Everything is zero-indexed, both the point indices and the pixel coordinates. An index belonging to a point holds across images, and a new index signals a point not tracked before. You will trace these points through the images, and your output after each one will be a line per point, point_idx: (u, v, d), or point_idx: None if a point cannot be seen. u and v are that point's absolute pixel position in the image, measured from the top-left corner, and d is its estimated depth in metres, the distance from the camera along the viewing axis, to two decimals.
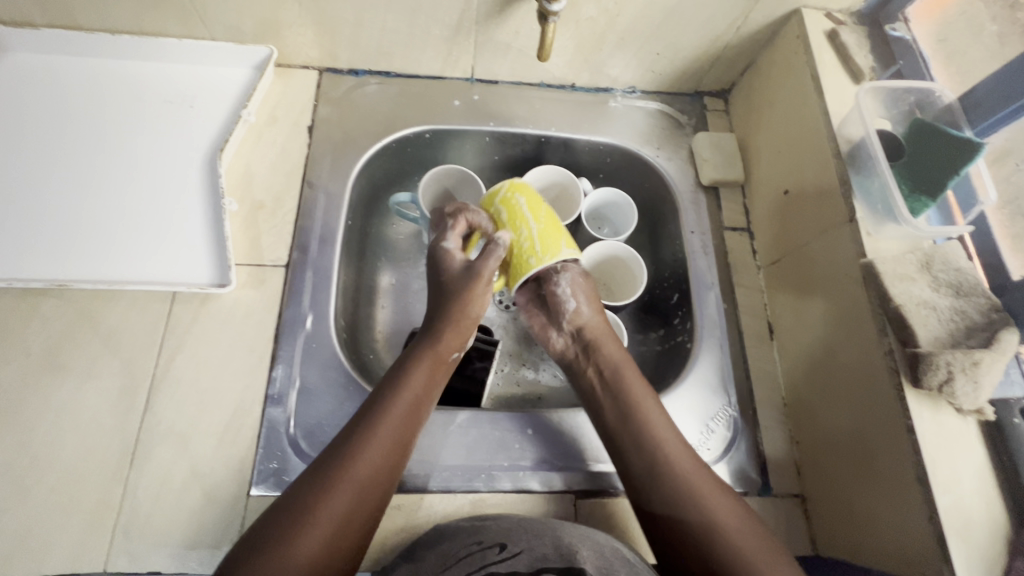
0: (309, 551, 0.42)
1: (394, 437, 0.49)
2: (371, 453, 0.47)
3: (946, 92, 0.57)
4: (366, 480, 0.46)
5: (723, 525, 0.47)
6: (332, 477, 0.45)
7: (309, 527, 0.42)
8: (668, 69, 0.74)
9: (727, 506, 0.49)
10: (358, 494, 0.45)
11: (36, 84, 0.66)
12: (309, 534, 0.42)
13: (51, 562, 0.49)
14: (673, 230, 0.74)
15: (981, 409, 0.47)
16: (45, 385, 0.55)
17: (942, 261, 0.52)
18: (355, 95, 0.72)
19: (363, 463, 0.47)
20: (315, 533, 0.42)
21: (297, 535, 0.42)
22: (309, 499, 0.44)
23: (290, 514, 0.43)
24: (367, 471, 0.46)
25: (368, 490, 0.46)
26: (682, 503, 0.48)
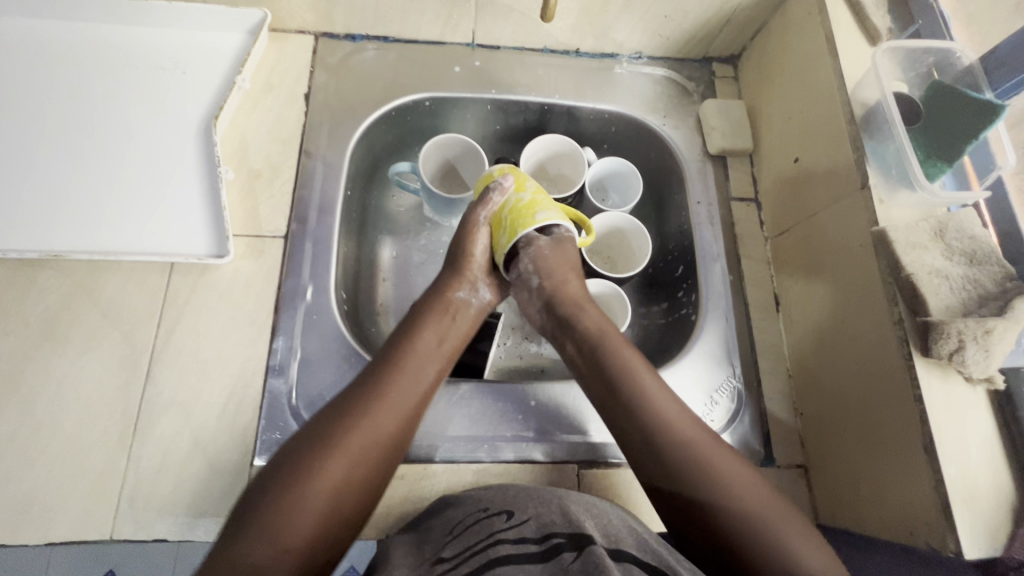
0: (335, 479, 0.43)
1: (408, 386, 0.50)
2: (393, 395, 0.48)
3: (967, 52, 0.54)
4: (389, 420, 0.47)
5: (725, 481, 0.45)
6: (355, 414, 0.46)
7: (336, 458, 0.44)
8: (676, 33, 0.71)
9: (737, 468, 0.46)
10: (376, 431, 0.46)
11: (24, 49, 0.64)
12: (332, 463, 0.43)
13: (58, 529, 0.49)
14: (679, 201, 0.72)
15: (991, 378, 0.46)
16: (46, 355, 0.54)
17: (957, 228, 0.50)
18: (352, 61, 0.70)
19: (376, 406, 0.47)
20: (341, 464, 0.43)
21: (323, 465, 0.43)
22: (331, 432, 0.45)
23: (310, 448, 0.44)
24: (390, 411, 0.48)
25: (386, 429, 0.47)
26: (693, 461, 0.46)
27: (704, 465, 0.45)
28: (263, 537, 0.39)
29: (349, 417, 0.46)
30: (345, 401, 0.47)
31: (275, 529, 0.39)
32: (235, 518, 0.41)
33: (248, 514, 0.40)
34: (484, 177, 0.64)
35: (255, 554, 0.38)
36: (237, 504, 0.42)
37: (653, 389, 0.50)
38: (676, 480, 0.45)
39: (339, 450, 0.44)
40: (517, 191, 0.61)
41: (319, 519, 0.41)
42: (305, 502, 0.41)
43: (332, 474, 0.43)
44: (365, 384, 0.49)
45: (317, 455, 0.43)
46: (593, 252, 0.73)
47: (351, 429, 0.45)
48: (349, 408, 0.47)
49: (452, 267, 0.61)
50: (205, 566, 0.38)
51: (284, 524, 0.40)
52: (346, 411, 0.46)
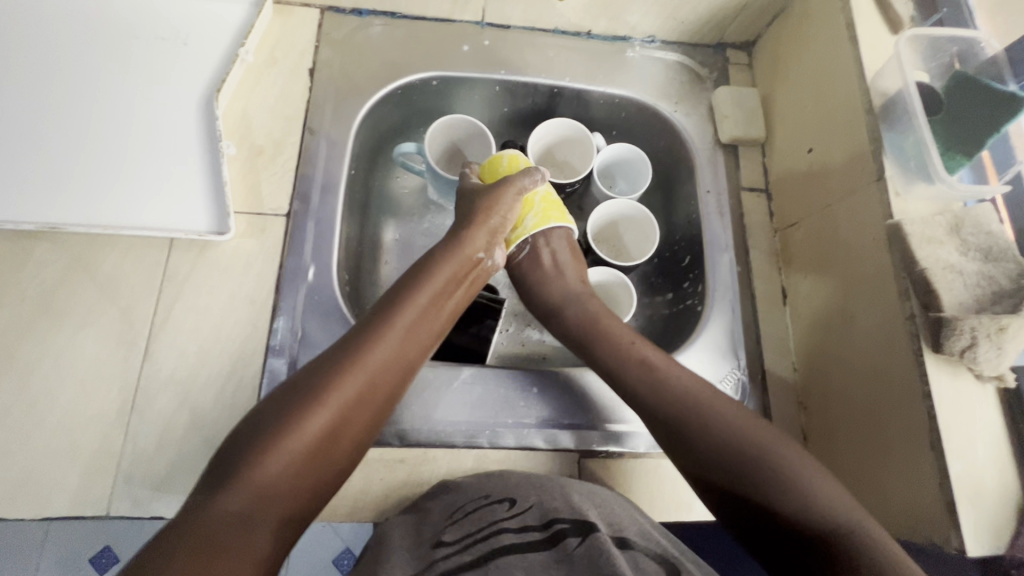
0: (319, 430, 0.42)
1: (402, 341, 0.48)
2: (381, 354, 0.47)
3: (991, 42, 0.53)
4: (376, 375, 0.46)
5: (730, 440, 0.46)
6: (341, 370, 0.44)
7: (317, 410, 0.42)
8: (691, 16, 0.70)
9: (744, 427, 0.46)
10: (364, 384, 0.45)
11: (21, 15, 0.62)
12: (319, 416, 0.42)
13: (54, 504, 0.49)
14: (688, 190, 0.71)
15: (1001, 376, 0.46)
16: (42, 329, 0.53)
17: (973, 223, 0.49)
18: (359, 36, 0.68)
19: (369, 360, 0.46)
20: (324, 420, 0.42)
21: (305, 418, 0.42)
22: (318, 385, 0.43)
23: (290, 402, 0.42)
24: (376, 368, 0.46)
25: (376, 386, 0.46)
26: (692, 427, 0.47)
27: (720, 427, 0.47)
28: (240, 486, 0.38)
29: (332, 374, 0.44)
30: (329, 357, 0.45)
31: (258, 478, 0.39)
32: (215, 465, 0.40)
33: (231, 461, 0.40)
34: (508, 158, 0.64)
35: (235, 500, 0.38)
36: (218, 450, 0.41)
37: (657, 361, 0.52)
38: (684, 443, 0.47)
39: (316, 408, 0.42)
40: (547, 181, 0.64)
41: (301, 472, 0.41)
42: (285, 454, 0.40)
43: (315, 427, 0.42)
44: (352, 339, 0.47)
45: (298, 411, 0.42)
46: (600, 239, 0.72)
47: (335, 384, 0.44)
48: (333, 363, 0.45)
49: (467, 222, 0.57)
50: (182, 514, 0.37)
51: (268, 475, 0.39)
52: (337, 363, 0.45)
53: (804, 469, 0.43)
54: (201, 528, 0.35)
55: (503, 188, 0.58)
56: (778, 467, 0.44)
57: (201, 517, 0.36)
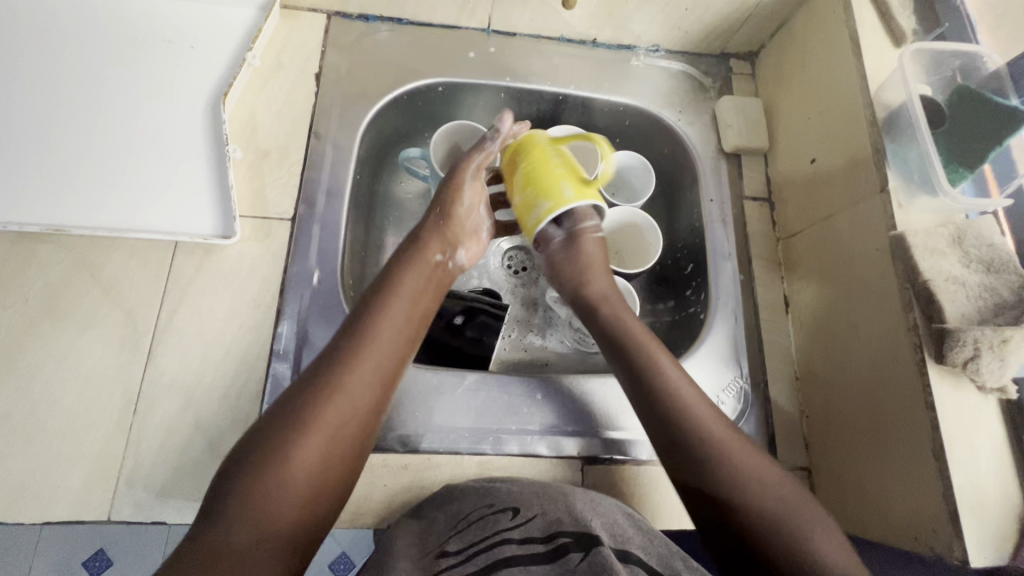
0: (305, 462, 0.41)
1: (382, 356, 0.48)
2: (353, 380, 0.45)
3: (993, 57, 0.54)
4: (357, 393, 0.45)
5: (742, 473, 0.45)
6: (317, 400, 0.44)
7: (302, 446, 0.42)
8: (695, 27, 0.70)
9: (752, 458, 0.46)
10: (351, 406, 0.45)
11: (28, 16, 0.62)
12: (308, 441, 0.42)
13: (55, 508, 0.48)
14: (691, 198, 0.71)
15: (1004, 388, 0.46)
16: (45, 332, 0.53)
17: (975, 235, 0.50)
18: (365, 42, 0.68)
19: (348, 381, 0.45)
20: (308, 452, 0.42)
21: (294, 447, 0.41)
22: (302, 411, 0.43)
23: (270, 436, 0.42)
24: (349, 396, 0.45)
25: (358, 403, 0.45)
26: (704, 455, 0.46)
27: (724, 460, 0.45)
28: (240, 522, 0.39)
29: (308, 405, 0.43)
30: (309, 381, 0.45)
31: (256, 513, 0.39)
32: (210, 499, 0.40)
33: (226, 496, 0.40)
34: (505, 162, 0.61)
35: (232, 539, 0.38)
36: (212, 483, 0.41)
37: (676, 381, 0.50)
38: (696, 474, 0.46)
39: (295, 444, 0.42)
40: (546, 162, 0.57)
41: (294, 503, 0.40)
42: (274, 491, 0.40)
43: (302, 459, 0.41)
44: (321, 369, 0.46)
45: (284, 440, 0.41)
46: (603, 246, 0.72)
47: (319, 409, 0.43)
48: (308, 394, 0.44)
49: (432, 215, 0.59)
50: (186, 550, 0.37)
51: (266, 510, 0.39)
52: (317, 388, 0.44)
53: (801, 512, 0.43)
54: (198, 575, 0.35)
55: (455, 184, 0.58)
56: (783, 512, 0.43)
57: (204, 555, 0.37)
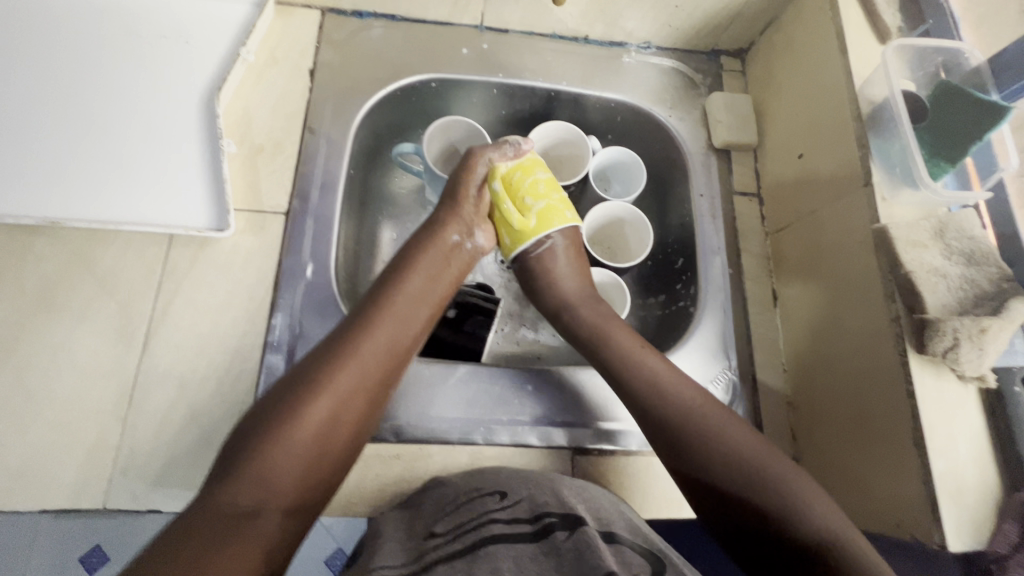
0: (309, 428, 0.42)
1: (393, 327, 0.49)
2: (361, 356, 0.47)
3: (975, 53, 0.55)
4: (369, 359, 0.47)
5: (731, 450, 0.46)
6: (330, 365, 0.45)
7: (311, 406, 0.43)
8: (685, 24, 0.71)
9: (737, 432, 0.47)
10: (361, 370, 0.46)
11: (24, 11, 0.63)
12: (318, 403, 0.43)
13: (50, 497, 0.49)
14: (681, 193, 0.72)
15: (983, 377, 0.47)
16: (41, 323, 0.54)
17: (956, 228, 0.51)
18: (359, 38, 0.69)
19: (362, 348, 0.47)
20: (314, 420, 0.43)
21: (305, 408, 0.43)
22: (316, 373, 0.45)
23: (279, 403, 0.43)
24: (355, 370, 0.46)
25: (368, 369, 0.47)
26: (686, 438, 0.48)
27: (706, 434, 0.47)
28: (244, 478, 0.40)
29: (317, 375, 0.44)
30: (324, 347, 0.47)
31: (263, 471, 0.40)
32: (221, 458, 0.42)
33: (236, 451, 0.41)
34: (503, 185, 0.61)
35: (243, 493, 0.39)
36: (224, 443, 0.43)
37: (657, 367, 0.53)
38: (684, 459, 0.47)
39: (297, 416, 0.42)
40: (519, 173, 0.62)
41: (293, 471, 0.41)
42: (279, 453, 0.41)
43: (310, 420, 0.43)
44: (330, 345, 0.47)
45: (295, 399, 0.43)
46: (595, 241, 0.73)
47: (332, 371, 0.45)
48: (324, 359, 0.46)
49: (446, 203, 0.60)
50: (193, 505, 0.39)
51: (271, 467, 0.40)
52: (331, 351, 0.46)
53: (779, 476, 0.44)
54: (199, 529, 0.37)
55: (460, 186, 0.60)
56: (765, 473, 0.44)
57: (210, 509, 0.38)
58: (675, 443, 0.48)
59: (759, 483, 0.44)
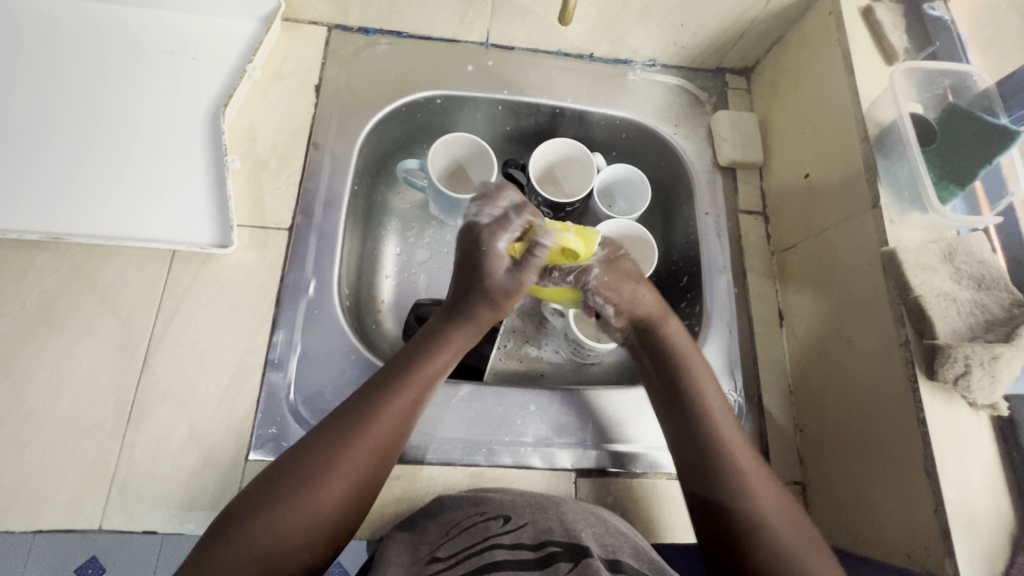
0: (325, 500, 0.43)
1: (416, 396, 0.49)
2: (378, 427, 0.46)
3: (983, 76, 0.54)
4: (388, 432, 0.47)
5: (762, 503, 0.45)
6: (348, 437, 0.45)
7: (327, 479, 0.43)
8: (691, 42, 0.71)
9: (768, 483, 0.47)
10: (379, 443, 0.46)
11: (33, 26, 0.63)
12: (335, 476, 0.43)
13: (46, 518, 0.48)
14: (686, 211, 0.72)
15: (995, 405, 0.46)
16: (41, 340, 0.53)
17: (966, 252, 0.50)
18: (365, 54, 0.69)
19: (382, 420, 0.47)
20: (332, 489, 0.43)
21: (321, 481, 0.43)
22: (334, 441, 0.45)
23: (294, 473, 0.43)
24: (376, 438, 0.46)
25: (384, 440, 0.46)
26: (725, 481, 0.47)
27: (742, 483, 0.46)
28: (249, 540, 0.40)
29: (333, 447, 0.44)
30: (346, 412, 0.46)
31: (269, 538, 0.40)
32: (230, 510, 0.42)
33: (245, 510, 0.42)
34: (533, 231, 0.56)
35: (245, 557, 0.40)
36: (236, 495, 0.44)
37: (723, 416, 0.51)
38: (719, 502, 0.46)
39: (315, 483, 0.43)
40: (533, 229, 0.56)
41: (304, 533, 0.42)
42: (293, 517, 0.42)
43: (323, 494, 0.43)
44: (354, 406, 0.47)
45: (312, 470, 0.43)
46: None
47: (351, 443, 0.45)
48: (342, 427, 0.46)
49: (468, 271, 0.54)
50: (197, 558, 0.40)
51: (276, 534, 0.41)
52: (352, 419, 0.46)
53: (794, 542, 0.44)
54: None
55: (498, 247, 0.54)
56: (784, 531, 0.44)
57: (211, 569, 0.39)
58: (713, 484, 0.47)
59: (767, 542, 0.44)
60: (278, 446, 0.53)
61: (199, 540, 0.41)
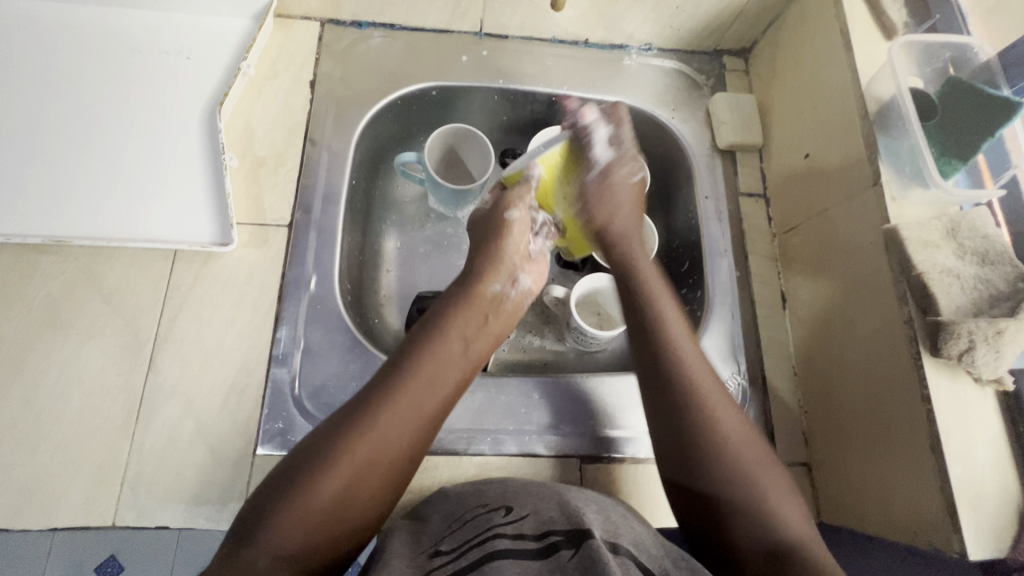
0: (360, 458, 0.44)
1: (446, 356, 0.51)
2: (417, 383, 0.48)
3: (985, 48, 0.53)
4: (423, 389, 0.48)
5: (738, 462, 0.46)
6: (389, 393, 0.47)
7: (365, 436, 0.45)
8: (687, 24, 0.70)
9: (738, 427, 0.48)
10: (416, 399, 0.48)
11: (26, 31, 0.63)
12: (371, 432, 0.45)
13: (60, 515, 0.49)
14: (686, 196, 0.71)
15: (1000, 379, 0.46)
16: (48, 342, 0.54)
17: (969, 227, 0.50)
18: (358, 48, 0.69)
19: (419, 378, 0.49)
20: (367, 449, 0.44)
21: (357, 438, 0.44)
22: (375, 402, 0.46)
23: (341, 429, 0.45)
24: (416, 393, 0.48)
25: (424, 400, 0.48)
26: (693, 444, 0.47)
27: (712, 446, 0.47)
28: (293, 506, 0.42)
29: (376, 403, 0.46)
30: (390, 371, 0.49)
31: (308, 500, 0.42)
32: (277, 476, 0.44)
33: (292, 471, 0.43)
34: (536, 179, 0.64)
35: (284, 525, 0.41)
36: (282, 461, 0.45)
37: (693, 362, 0.51)
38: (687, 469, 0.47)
39: (346, 455, 0.44)
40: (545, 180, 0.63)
41: (337, 502, 0.43)
42: (324, 487, 0.42)
43: (358, 453, 0.44)
44: (394, 370, 0.49)
45: (352, 429, 0.45)
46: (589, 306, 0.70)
47: (389, 400, 0.47)
48: (386, 384, 0.48)
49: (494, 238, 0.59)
50: (242, 521, 0.42)
51: (312, 496, 0.42)
52: (393, 377, 0.48)
53: (773, 481, 0.45)
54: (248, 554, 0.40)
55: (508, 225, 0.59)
56: (750, 493, 0.45)
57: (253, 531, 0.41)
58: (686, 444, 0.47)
59: (744, 491, 0.45)
60: (283, 440, 0.54)
61: (242, 511, 0.43)
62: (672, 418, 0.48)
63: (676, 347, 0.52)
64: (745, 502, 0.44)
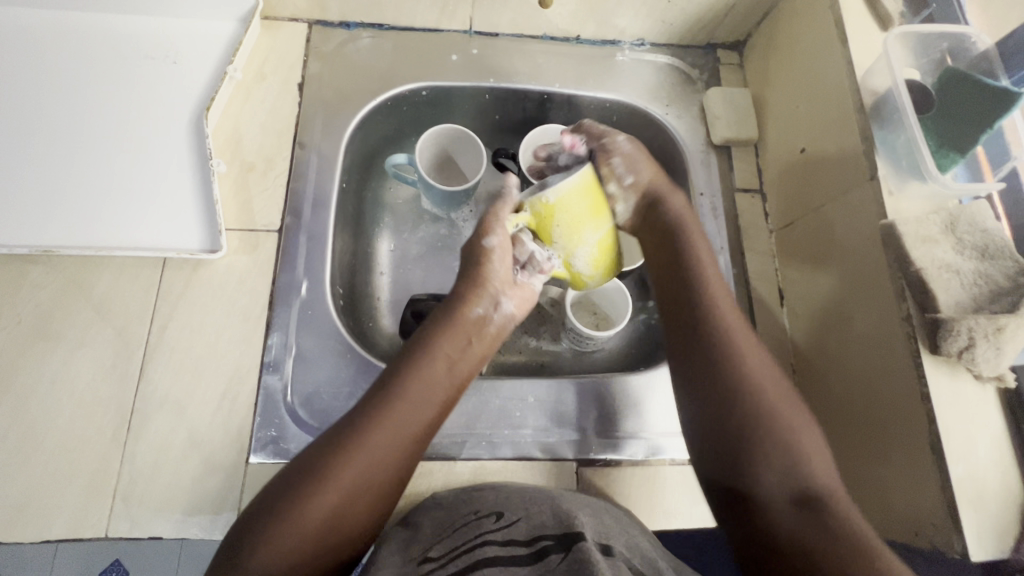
0: (339, 488, 0.43)
1: (427, 382, 0.50)
2: (395, 413, 0.47)
3: (983, 37, 0.52)
4: (403, 419, 0.47)
5: (793, 440, 0.45)
6: (367, 421, 0.46)
7: (344, 467, 0.44)
8: (679, 18, 0.69)
9: (778, 390, 0.47)
10: (395, 429, 0.47)
11: (9, 39, 0.63)
12: (348, 462, 0.44)
13: (52, 528, 0.49)
14: (682, 192, 0.70)
15: (1001, 376, 0.45)
16: (38, 353, 0.54)
17: (968, 221, 0.49)
18: (347, 50, 0.68)
19: (397, 406, 0.47)
20: (346, 478, 0.44)
21: (336, 471, 0.44)
22: (353, 428, 0.46)
23: (320, 455, 0.44)
24: (394, 420, 0.47)
25: (402, 427, 0.47)
26: (737, 409, 0.46)
27: (771, 426, 0.45)
28: (269, 538, 0.41)
29: (356, 430, 0.46)
30: (368, 398, 0.48)
31: (286, 532, 0.41)
32: (255, 507, 0.43)
33: (272, 501, 0.43)
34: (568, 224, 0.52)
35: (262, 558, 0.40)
36: (263, 489, 0.45)
37: (744, 339, 0.49)
38: (735, 441, 0.45)
39: (326, 484, 0.43)
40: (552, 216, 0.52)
41: (325, 522, 0.43)
42: (311, 508, 0.42)
43: (338, 483, 0.43)
44: (374, 396, 0.48)
45: (330, 457, 0.44)
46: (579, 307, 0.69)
47: (367, 429, 0.46)
48: (365, 410, 0.47)
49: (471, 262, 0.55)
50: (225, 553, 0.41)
51: (291, 528, 0.41)
52: (371, 404, 0.47)
53: (810, 442, 0.45)
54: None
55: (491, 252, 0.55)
56: (785, 450, 0.44)
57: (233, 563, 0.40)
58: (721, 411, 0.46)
59: (784, 453, 0.44)
60: (276, 448, 0.53)
61: (230, 536, 0.42)
62: (710, 399, 0.47)
63: (722, 318, 0.50)
64: (788, 477, 0.43)
